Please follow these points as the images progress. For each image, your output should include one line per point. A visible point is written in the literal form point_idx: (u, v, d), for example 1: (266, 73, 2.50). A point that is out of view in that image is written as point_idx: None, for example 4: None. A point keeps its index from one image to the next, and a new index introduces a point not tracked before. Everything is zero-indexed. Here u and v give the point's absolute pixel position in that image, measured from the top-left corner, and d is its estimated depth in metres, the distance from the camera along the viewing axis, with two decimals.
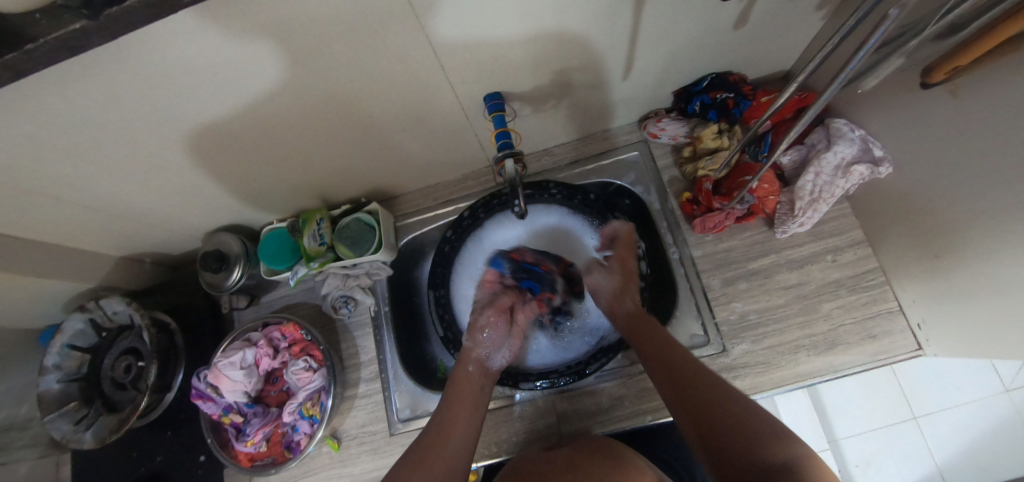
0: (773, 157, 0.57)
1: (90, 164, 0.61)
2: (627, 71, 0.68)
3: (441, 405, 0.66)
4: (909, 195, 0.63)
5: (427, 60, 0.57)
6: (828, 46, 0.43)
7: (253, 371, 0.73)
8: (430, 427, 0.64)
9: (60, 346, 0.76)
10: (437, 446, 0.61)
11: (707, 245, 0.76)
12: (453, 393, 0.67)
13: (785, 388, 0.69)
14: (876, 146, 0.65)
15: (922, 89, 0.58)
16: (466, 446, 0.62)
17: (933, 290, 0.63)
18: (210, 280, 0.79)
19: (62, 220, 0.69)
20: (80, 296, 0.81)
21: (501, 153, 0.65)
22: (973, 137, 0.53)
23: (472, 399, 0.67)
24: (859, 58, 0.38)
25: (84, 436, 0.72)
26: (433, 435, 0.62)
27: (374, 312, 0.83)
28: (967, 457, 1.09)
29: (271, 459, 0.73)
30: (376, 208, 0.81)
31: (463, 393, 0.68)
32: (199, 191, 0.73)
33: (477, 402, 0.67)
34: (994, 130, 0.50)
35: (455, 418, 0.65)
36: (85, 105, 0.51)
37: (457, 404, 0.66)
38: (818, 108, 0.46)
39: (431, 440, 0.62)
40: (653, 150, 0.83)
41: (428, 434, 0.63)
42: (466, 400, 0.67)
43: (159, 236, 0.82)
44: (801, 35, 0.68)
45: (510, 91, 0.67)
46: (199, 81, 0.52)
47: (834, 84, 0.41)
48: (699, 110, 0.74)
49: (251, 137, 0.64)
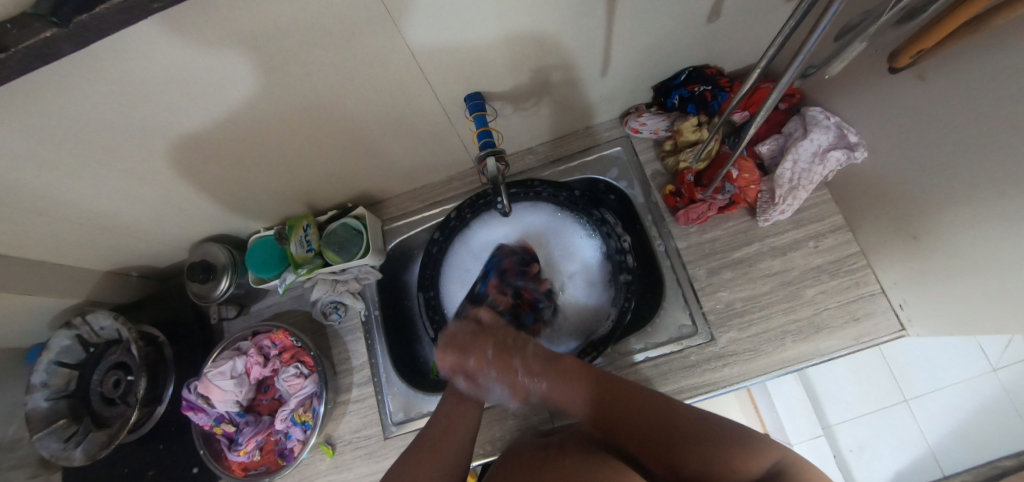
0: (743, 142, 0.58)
1: (72, 178, 0.61)
2: (605, 68, 0.69)
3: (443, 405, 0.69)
4: (885, 178, 0.65)
5: (406, 62, 0.57)
6: (783, 33, 0.44)
7: (244, 380, 0.73)
8: (434, 425, 0.66)
9: (47, 363, 0.75)
10: (442, 443, 0.64)
11: (692, 236, 0.77)
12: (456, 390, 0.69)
13: (774, 374, 0.70)
14: (851, 132, 0.67)
15: (891, 72, 0.60)
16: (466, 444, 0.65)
17: (913, 271, 0.64)
18: (198, 291, 0.79)
19: (46, 236, 0.68)
20: (67, 313, 0.80)
21: (483, 151, 0.65)
22: (943, 118, 0.54)
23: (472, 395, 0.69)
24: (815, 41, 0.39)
25: (74, 453, 0.72)
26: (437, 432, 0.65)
27: (364, 316, 0.83)
28: (957, 437, 1.10)
29: (265, 467, 0.73)
30: (363, 212, 0.81)
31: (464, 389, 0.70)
32: (184, 201, 0.72)
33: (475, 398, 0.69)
34: (962, 110, 0.52)
35: (457, 412, 0.67)
36: (63, 118, 0.51)
37: (459, 400, 0.69)
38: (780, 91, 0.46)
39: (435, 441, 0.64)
40: (635, 145, 0.84)
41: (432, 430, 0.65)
42: (466, 397, 0.69)
43: (146, 249, 0.82)
44: (774, 26, 0.70)
45: (491, 91, 0.68)
46: (178, 90, 0.52)
47: (793, 65, 0.41)
48: (677, 104, 0.76)
49: (234, 146, 0.64)
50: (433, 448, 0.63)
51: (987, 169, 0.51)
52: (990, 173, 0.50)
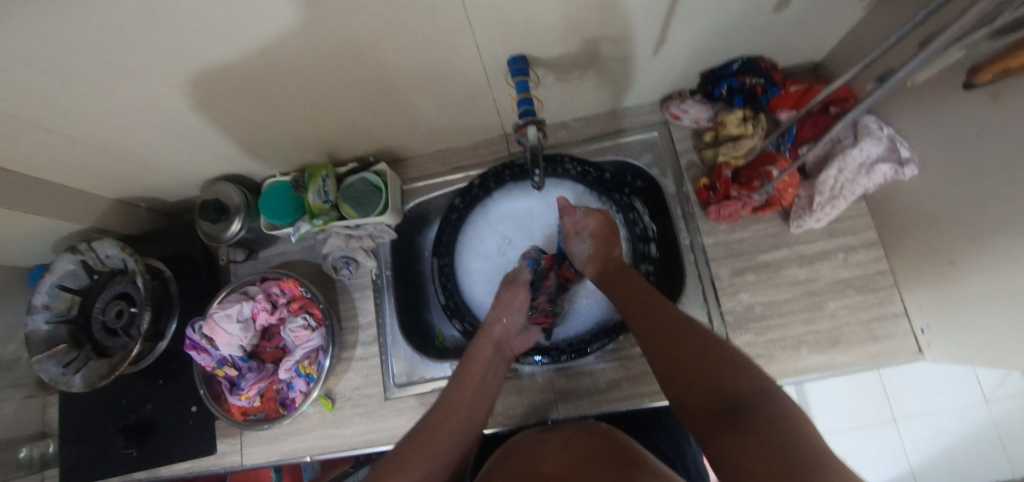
0: (831, 130, 0.55)
1: (87, 96, 0.57)
2: (658, 47, 0.65)
3: (451, 383, 0.65)
4: (930, 200, 0.62)
5: (454, 12, 0.53)
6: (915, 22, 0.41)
7: (250, 325, 0.71)
8: (437, 406, 0.63)
9: (49, 286, 0.74)
10: (445, 423, 0.60)
11: (720, 234, 0.75)
12: (464, 373, 0.66)
13: (784, 382, 0.69)
14: (903, 146, 0.64)
15: (964, 89, 0.54)
16: (471, 427, 0.61)
17: (942, 297, 0.62)
18: (208, 231, 0.77)
19: (55, 154, 0.66)
20: (72, 237, 0.78)
21: (522, 120, 0.62)
22: (992, 145, 0.52)
23: (479, 382, 0.66)
24: (943, 40, 0.38)
25: (73, 379, 0.71)
26: (439, 415, 0.61)
27: (374, 276, 0.82)
28: (938, 460, 1.12)
29: (264, 414, 0.73)
30: (384, 169, 0.78)
31: (472, 373, 0.66)
32: (201, 136, 0.69)
33: (486, 386, 0.66)
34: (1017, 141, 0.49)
35: (462, 395, 0.64)
36: (83, 30, 0.48)
37: (467, 382, 0.65)
38: (872, 100, 0.46)
39: (438, 420, 0.60)
40: (673, 132, 0.81)
41: (432, 414, 0.61)
42: (474, 383, 0.65)
43: (157, 180, 0.79)
44: (841, 24, 0.66)
45: (536, 57, 0.64)
46: (206, 17, 0.48)
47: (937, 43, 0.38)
48: (725, 95, 0.72)
49: (258, 83, 0.61)
50: (434, 431, 0.58)
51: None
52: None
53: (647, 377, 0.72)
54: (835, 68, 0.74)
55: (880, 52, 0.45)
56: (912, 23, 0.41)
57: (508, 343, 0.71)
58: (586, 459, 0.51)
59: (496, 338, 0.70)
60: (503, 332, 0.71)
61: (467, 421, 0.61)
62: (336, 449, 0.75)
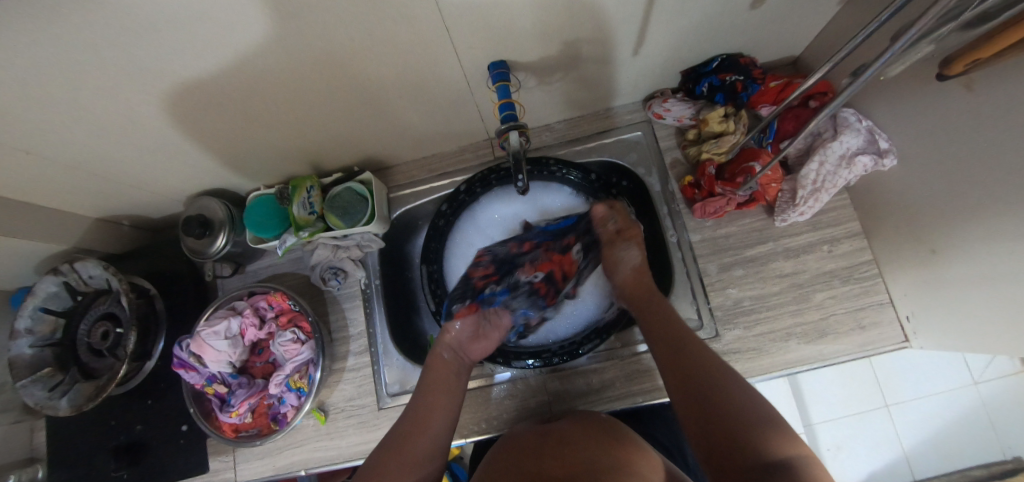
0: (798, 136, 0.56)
1: (62, 117, 0.57)
2: (638, 47, 0.65)
3: (417, 391, 0.66)
4: (909, 189, 0.63)
5: (432, 20, 0.53)
6: (879, 20, 0.41)
7: (238, 341, 0.71)
8: (407, 417, 0.64)
9: (32, 309, 0.73)
10: (414, 435, 0.61)
11: (706, 230, 0.75)
12: (430, 381, 0.67)
13: (775, 375, 0.70)
14: (882, 137, 0.64)
15: (936, 81, 0.55)
16: (442, 437, 0.62)
17: (925, 284, 0.63)
18: (193, 246, 0.76)
19: (33, 175, 0.65)
20: (54, 258, 0.77)
21: (504, 125, 0.62)
22: (967, 135, 0.53)
23: (448, 386, 0.67)
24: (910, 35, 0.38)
25: (60, 403, 0.70)
26: (410, 423, 0.62)
27: (364, 285, 0.81)
28: (931, 444, 1.14)
29: (256, 430, 0.72)
30: (369, 178, 0.77)
31: (437, 379, 0.67)
32: (182, 152, 0.69)
33: (453, 388, 0.67)
34: (991, 130, 0.50)
35: (434, 403, 0.65)
36: (56, 50, 0.47)
37: (434, 389, 0.66)
38: (842, 98, 0.48)
39: (409, 430, 0.62)
40: (656, 130, 0.81)
41: (403, 423, 0.63)
42: (443, 387, 0.66)
43: (138, 198, 0.78)
44: (817, 19, 0.67)
45: (517, 61, 0.64)
46: (181, 33, 0.48)
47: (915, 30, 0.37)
48: (706, 92, 0.73)
49: (235, 97, 0.60)
50: (407, 440, 0.60)
51: (1011, 192, 0.49)
52: (1012, 196, 0.49)
53: (637, 377, 0.72)
54: (813, 63, 0.74)
55: (847, 51, 0.45)
56: (876, 21, 0.41)
57: (466, 350, 0.71)
58: (589, 457, 0.50)
59: (455, 343, 0.70)
60: (457, 341, 0.70)
61: (439, 428, 0.62)
62: (329, 461, 0.75)
